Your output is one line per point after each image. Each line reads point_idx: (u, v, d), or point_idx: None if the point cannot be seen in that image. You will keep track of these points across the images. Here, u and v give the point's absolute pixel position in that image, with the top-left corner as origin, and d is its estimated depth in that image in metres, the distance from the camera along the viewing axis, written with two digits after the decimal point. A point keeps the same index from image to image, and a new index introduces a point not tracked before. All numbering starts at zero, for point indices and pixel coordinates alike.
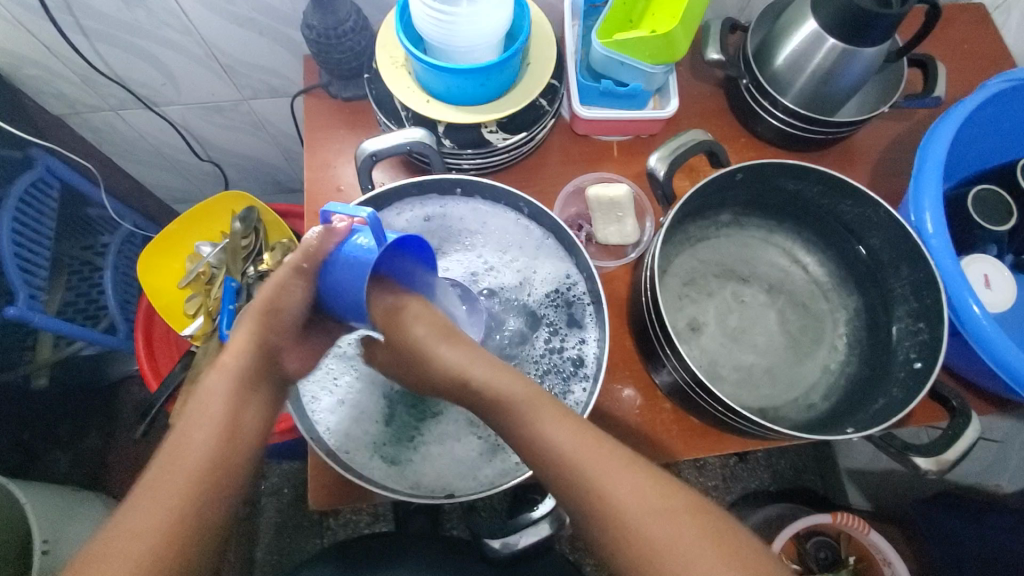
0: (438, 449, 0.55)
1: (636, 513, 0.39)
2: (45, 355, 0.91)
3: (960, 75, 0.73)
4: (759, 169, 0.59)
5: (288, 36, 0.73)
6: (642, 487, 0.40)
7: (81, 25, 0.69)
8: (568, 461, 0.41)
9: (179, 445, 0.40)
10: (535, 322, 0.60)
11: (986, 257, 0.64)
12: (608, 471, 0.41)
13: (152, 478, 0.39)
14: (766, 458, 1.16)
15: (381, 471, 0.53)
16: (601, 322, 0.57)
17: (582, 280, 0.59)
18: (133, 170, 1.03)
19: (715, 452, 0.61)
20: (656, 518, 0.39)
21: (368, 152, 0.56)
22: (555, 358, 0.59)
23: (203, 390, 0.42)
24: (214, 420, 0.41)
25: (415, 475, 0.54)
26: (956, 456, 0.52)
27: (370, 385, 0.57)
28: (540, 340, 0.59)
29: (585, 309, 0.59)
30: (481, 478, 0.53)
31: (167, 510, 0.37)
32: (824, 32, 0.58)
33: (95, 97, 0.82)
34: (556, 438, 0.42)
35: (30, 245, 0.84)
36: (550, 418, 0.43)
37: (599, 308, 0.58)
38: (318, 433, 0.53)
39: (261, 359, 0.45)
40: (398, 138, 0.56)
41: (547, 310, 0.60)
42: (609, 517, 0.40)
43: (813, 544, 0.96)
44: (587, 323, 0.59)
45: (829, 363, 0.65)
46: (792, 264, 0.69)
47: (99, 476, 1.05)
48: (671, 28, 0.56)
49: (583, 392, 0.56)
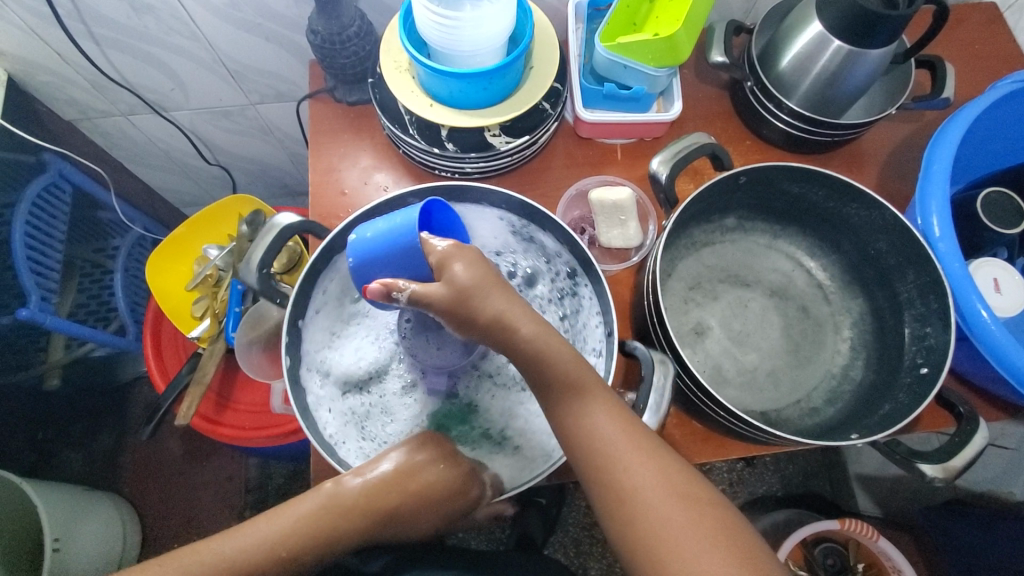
0: (520, 423, 0.56)
1: (660, 514, 0.41)
2: (57, 356, 0.91)
3: (970, 77, 0.73)
4: (763, 172, 0.59)
5: (294, 41, 0.73)
6: (670, 487, 0.42)
7: (92, 32, 0.70)
8: (605, 448, 0.44)
9: (310, 502, 0.51)
10: (520, 270, 0.63)
11: (996, 261, 0.62)
12: (632, 459, 0.43)
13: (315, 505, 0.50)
14: (774, 464, 1.15)
15: (519, 467, 0.54)
16: (552, 230, 0.58)
17: (513, 213, 0.59)
18: (143, 175, 1.05)
19: (720, 459, 0.60)
20: (674, 519, 0.41)
21: (257, 265, 0.56)
22: (557, 282, 0.61)
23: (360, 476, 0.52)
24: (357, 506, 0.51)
25: (531, 451, 0.54)
26: (962, 464, 0.51)
27: (408, 419, 0.58)
28: (545, 283, 0.62)
29: (536, 233, 0.60)
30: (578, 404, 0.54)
31: (271, 537, 0.48)
32: (829, 34, 0.58)
33: (106, 102, 0.84)
34: (599, 430, 0.44)
35: (42, 248, 0.85)
36: (599, 406, 0.45)
37: (541, 222, 0.58)
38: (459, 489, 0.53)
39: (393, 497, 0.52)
40: (274, 236, 0.57)
41: (520, 256, 0.63)
42: (626, 504, 0.42)
43: (820, 551, 0.95)
44: (542, 236, 0.60)
45: (834, 369, 0.64)
46: (797, 267, 0.68)
47: (107, 475, 1.06)
48: (674, 31, 0.56)
49: (587, 288, 0.58)
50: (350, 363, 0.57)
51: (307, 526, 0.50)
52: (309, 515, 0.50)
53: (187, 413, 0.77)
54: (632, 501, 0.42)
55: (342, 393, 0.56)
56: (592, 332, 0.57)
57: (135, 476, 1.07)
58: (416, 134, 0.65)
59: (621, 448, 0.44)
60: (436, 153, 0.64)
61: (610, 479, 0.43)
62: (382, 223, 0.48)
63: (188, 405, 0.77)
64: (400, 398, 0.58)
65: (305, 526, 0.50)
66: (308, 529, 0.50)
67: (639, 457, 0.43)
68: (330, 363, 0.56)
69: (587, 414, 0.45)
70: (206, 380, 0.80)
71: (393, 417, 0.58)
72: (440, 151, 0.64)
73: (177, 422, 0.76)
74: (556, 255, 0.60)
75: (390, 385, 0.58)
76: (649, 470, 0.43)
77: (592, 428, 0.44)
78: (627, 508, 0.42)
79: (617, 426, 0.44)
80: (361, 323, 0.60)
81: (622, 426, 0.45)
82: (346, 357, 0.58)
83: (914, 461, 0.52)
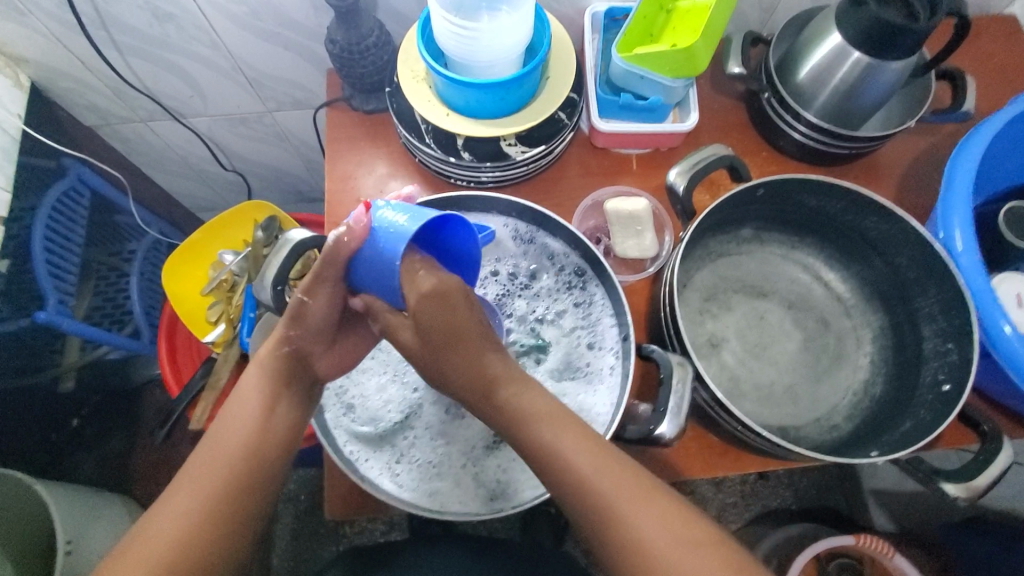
0: None
1: (666, 549, 0.39)
2: (72, 359, 0.93)
3: (990, 89, 0.72)
4: (781, 184, 0.59)
5: (313, 50, 0.74)
6: (668, 517, 0.40)
7: (115, 40, 0.71)
8: (585, 480, 0.42)
9: (198, 478, 0.42)
10: (522, 270, 0.61)
11: (1019, 275, 0.61)
12: (619, 491, 0.41)
13: (209, 442, 0.44)
14: (786, 476, 1.14)
15: None
16: (564, 232, 0.60)
17: (519, 220, 0.62)
18: (161, 180, 1.06)
19: (737, 472, 0.59)
20: (680, 550, 0.39)
21: (271, 283, 0.53)
22: (562, 277, 0.61)
23: (230, 423, 0.45)
24: (252, 414, 0.45)
25: None
26: (988, 482, 0.50)
27: (465, 439, 0.56)
28: (549, 278, 0.61)
29: (547, 238, 0.61)
30: (601, 402, 0.56)
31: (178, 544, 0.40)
32: (848, 46, 0.57)
33: (126, 109, 0.85)
34: (576, 459, 0.42)
35: (61, 251, 0.86)
36: (572, 436, 0.43)
37: (558, 225, 0.60)
38: (511, 497, 0.53)
39: (287, 364, 0.47)
40: (286, 252, 0.54)
41: (520, 259, 0.62)
42: (627, 539, 0.40)
43: (835, 566, 0.93)
44: (550, 241, 0.61)
45: (853, 384, 0.63)
46: (814, 281, 0.68)
47: (120, 478, 1.07)
48: (692, 41, 0.56)
49: (600, 291, 0.60)
50: (375, 403, 0.56)
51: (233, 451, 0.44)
52: (206, 486, 0.42)
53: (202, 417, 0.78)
54: (627, 534, 0.40)
55: (369, 430, 0.55)
56: (608, 329, 0.59)
57: (146, 479, 1.08)
58: (432, 143, 0.65)
59: (599, 472, 0.42)
60: (451, 162, 0.64)
61: (595, 502, 0.41)
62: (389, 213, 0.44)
63: (201, 410, 0.78)
64: (448, 420, 0.56)
65: (212, 496, 0.42)
66: (233, 457, 0.43)
67: (624, 483, 0.42)
68: (356, 407, 0.56)
69: (555, 436, 0.43)
70: (220, 386, 0.80)
71: (444, 440, 0.55)
72: (456, 160, 0.64)
73: (191, 427, 0.76)
74: (561, 254, 0.61)
75: (427, 414, 0.56)
76: (640, 504, 0.41)
77: (561, 448, 0.43)
78: (625, 545, 0.40)
79: (590, 450, 0.43)
80: (376, 358, 0.58)
81: (602, 455, 0.43)
82: (369, 396, 0.57)
83: (937, 480, 0.51)
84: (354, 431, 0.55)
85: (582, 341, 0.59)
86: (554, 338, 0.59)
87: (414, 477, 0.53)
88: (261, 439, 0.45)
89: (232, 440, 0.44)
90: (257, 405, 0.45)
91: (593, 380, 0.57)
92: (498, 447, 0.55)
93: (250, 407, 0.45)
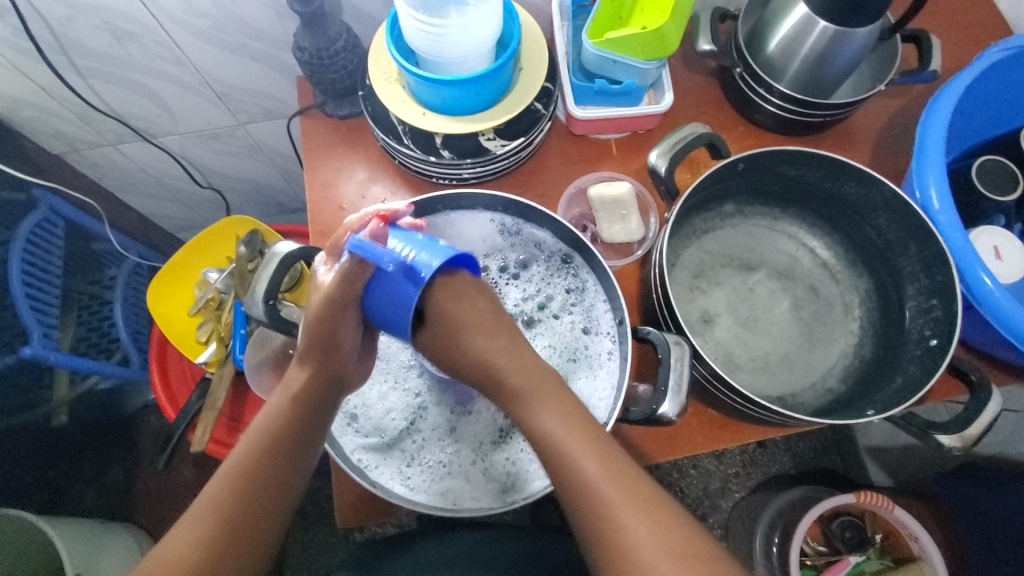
0: None
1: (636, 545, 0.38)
2: (62, 393, 0.90)
3: (954, 47, 0.73)
4: (760, 158, 0.59)
5: (280, 59, 0.73)
6: (650, 519, 0.39)
7: (75, 64, 0.70)
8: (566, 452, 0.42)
9: (224, 487, 0.43)
10: (511, 262, 0.62)
11: (995, 228, 0.63)
12: (614, 488, 0.40)
13: (238, 454, 0.44)
14: (785, 442, 1.16)
15: None
16: (551, 222, 0.60)
17: (505, 214, 0.62)
18: (134, 203, 1.05)
19: (738, 443, 0.61)
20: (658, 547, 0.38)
21: (263, 297, 0.54)
22: (551, 265, 0.61)
23: (259, 435, 0.45)
24: (281, 434, 0.45)
25: None
26: (979, 431, 0.51)
27: (475, 434, 0.56)
28: (539, 265, 0.62)
29: (535, 230, 0.62)
30: (602, 386, 0.57)
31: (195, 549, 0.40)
32: (814, 16, 0.58)
33: (93, 133, 0.83)
34: (568, 440, 0.42)
35: (39, 284, 0.84)
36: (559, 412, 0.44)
37: (545, 218, 0.60)
38: (525, 488, 0.53)
39: (318, 381, 0.48)
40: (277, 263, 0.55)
41: (508, 252, 0.62)
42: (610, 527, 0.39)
43: (837, 525, 0.96)
44: (537, 231, 0.62)
45: (843, 347, 0.65)
46: (799, 249, 0.69)
47: (122, 506, 1.06)
48: (661, 23, 0.56)
49: (591, 277, 0.60)
50: (378, 409, 0.56)
51: (258, 465, 0.44)
52: (220, 502, 0.42)
53: (202, 437, 0.77)
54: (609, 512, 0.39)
55: (375, 439, 0.55)
56: (603, 314, 0.59)
57: (149, 504, 1.07)
58: (411, 144, 0.65)
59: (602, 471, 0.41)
60: (431, 162, 0.64)
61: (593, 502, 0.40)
62: (397, 247, 0.44)
63: (201, 432, 0.77)
64: (453, 418, 0.57)
65: (226, 511, 0.42)
66: (259, 469, 0.44)
67: (622, 482, 0.40)
68: (359, 415, 0.56)
69: (551, 419, 0.43)
70: (218, 406, 0.79)
71: (453, 439, 0.56)
72: (437, 159, 0.64)
73: (191, 449, 0.75)
74: (548, 242, 0.61)
75: (431, 417, 0.57)
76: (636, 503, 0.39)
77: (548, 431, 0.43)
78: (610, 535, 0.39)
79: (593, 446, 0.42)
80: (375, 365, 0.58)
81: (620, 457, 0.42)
82: (373, 404, 0.56)
83: (932, 432, 0.52)
84: (361, 440, 0.55)
85: (577, 324, 0.60)
86: (549, 318, 0.60)
87: (424, 479, 0.54)
88: (285, 458, 0.45)
89: (250, 458, 0.44)
90: (283, 424, 0.46)
91: (592, 363, 0.58)
92: (506, 441, 0.56)
93: (277, 427, 0.46)
